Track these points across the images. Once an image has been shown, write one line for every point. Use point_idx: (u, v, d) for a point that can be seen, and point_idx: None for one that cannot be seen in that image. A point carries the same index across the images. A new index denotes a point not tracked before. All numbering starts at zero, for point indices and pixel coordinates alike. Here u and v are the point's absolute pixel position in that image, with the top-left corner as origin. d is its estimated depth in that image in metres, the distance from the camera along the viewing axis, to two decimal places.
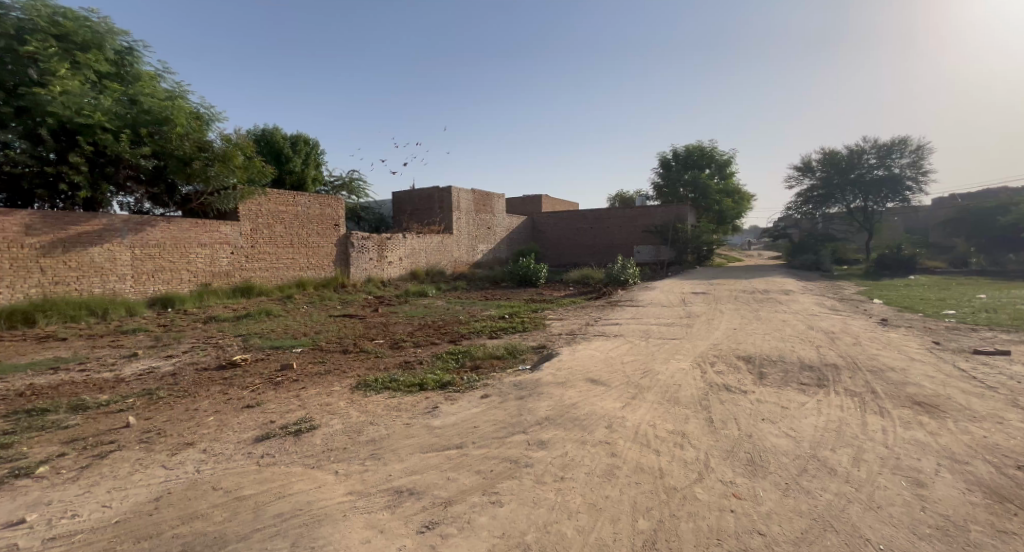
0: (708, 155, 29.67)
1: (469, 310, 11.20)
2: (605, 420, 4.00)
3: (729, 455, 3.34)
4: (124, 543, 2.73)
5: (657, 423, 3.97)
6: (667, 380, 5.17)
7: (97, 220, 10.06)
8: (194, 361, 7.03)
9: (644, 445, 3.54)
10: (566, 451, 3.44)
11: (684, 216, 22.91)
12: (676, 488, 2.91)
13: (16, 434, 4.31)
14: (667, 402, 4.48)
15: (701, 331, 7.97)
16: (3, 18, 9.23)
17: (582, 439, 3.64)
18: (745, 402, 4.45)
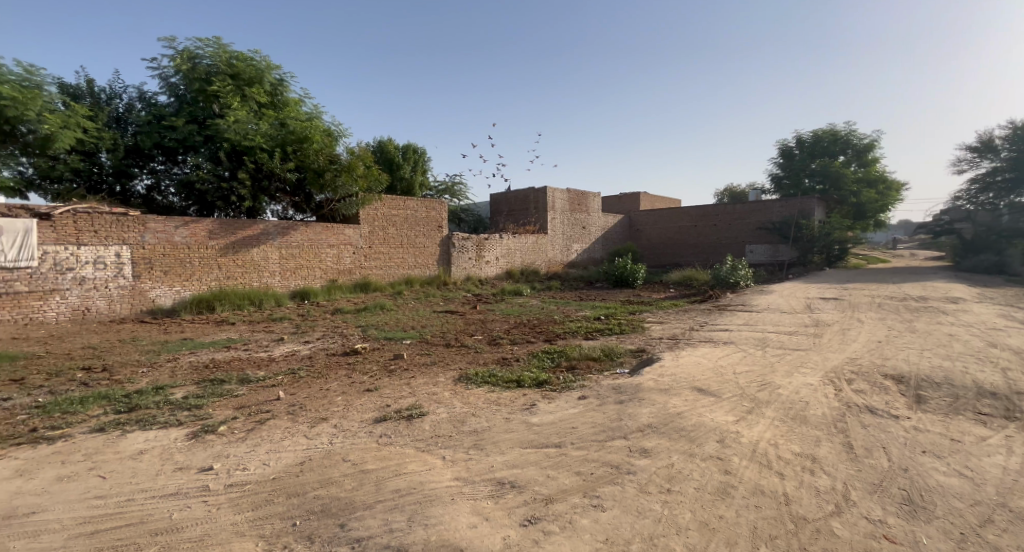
0: (843, 140, 25.95)
1: (566, 310, 11.16)
2: (717, 434, 3.74)
3: (877, 490, 2.92)
4: (278, 497, 3.22)
5: (779, 442, 3.61)
6: (789, 395, 4.67)
7: (256, 225, 11.93)
8: (325, 347, 8.03)
9: (765, 465, 3.24)
10: (672, 462, 3.29)
11: (809, 210, 20.25)
12: (806, 519, 2.62)
13: (203, 397, 5.33)
14: (792, 420, 4.05)
15: (834, 343, 7.03)
16: (198, 66, 11.80)
17: (691, 452, 3.45)
18: (897, 429, 3.85)
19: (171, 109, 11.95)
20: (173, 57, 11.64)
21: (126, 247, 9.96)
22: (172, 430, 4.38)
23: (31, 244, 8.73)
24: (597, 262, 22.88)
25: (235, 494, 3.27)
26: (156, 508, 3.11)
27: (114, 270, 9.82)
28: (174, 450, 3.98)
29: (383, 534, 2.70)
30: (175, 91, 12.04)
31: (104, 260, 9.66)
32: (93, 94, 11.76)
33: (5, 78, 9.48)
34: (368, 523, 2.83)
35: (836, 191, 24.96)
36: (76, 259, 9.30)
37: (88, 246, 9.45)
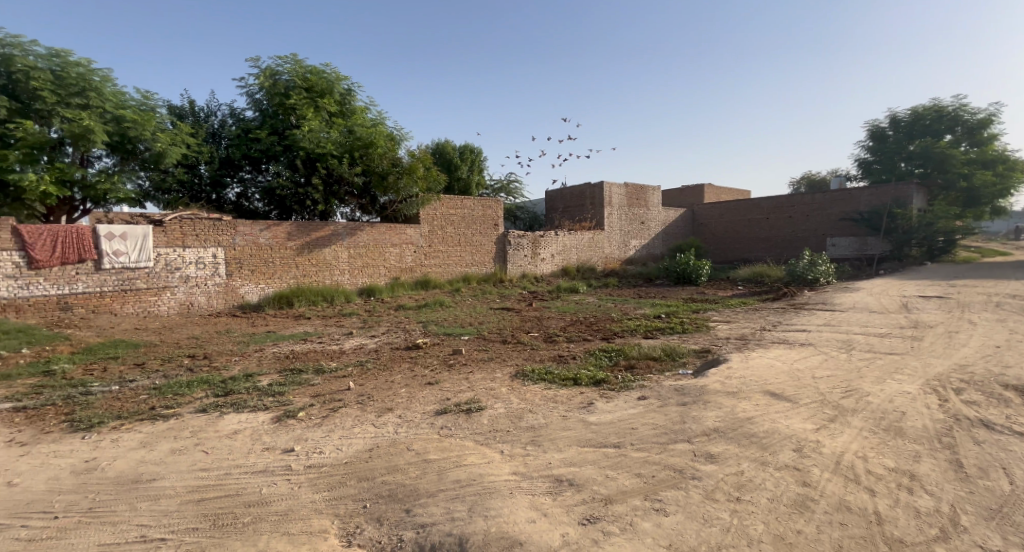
0: (950, 117, 23.39)
1: (624, 308, 10.95)
2: (793, 443, 3.51)
3: (997, 517, 2.58)
4: (350, 480, 3.48)
5: (867, 455, 3.33)
6: (878, 404, 4.29)
7: (328, 227, 12.75)
8: (389, 341, 8.47)
9: (851, 480, 2.99)
10: (742, 469, 3.15)
11: (906, 197, 18.25)
12: (903, 542, 2.37)
13: (284, 384, 5.82)
14: (884, 432, 3.73)
15: (936, 349, 6.33)
16: (277, 81, 12.89)
17: (762, 460, 3.28)
18: (1020, 447, 3.41)
19: (256, 123, 13.08)
20: (257, 76, 12.79)
21: (220, 248, 11.14)
22: (260, 414, 4.84)
23: (148, 247, 10.15)
24: (657, 258, 22.16)
25: (313, 475, 3.57)
26: (247, 482, 3.46)
27: (212, 270, 11.05)
28: (262, 431, 4.40)
29: (446, 521, 2.84)
30: (259, 106, 13.18)
31: (203, 260, 10.93)
32: (194, 114, 13.22)
33: (127, 104, 11.12)
34: (431, 511, 2.98)
35: (942, 174, 22.33)
36: (182, 259, 10.63)
37: (192, 247, 10.76)
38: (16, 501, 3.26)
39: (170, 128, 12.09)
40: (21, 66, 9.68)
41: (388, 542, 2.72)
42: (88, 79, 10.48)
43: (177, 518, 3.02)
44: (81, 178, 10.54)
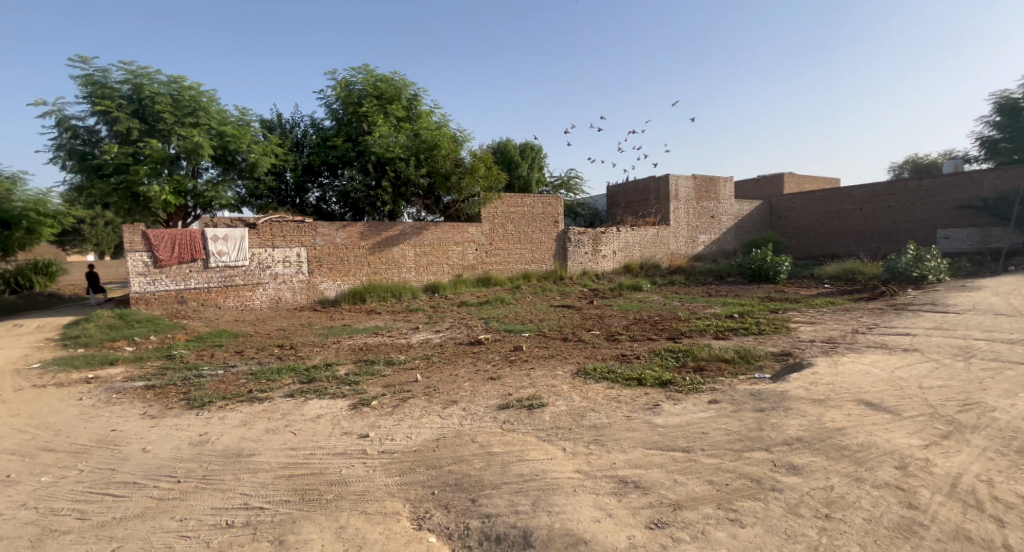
0: None
1: (692, 307, 10.47)
2: (893, 458, 3.12)
3: None
4: (420, 466, 3.66)
5: (994, 479, 2.82)
6: (1007, 421, 3.68)
7: (396, 227, 13.37)
8: (453, 336, 8.77)
9: (970, 505, 2.56)
10: (832, 484, 2.82)
11: None
12: None
13: (360, 374, 6.22)
14: (1015, 454, 3.16)
15: None
16: (352, 91, 13.74)
17: (855, 476, 2.92)
18: None
19: (332, 131, 13.97)
20: (334, 87, 13.69)
21: (303, 248, 12.07)
22: (339, 400, 5.21)
23: (244, 247, 11.32)
24: (728, 254, 20.98)
25: (386, 460, 3.79)
26: (329, 463, 3.75)
27: (296, 267, 12.02)
28: (341, 417, 4.74)
29: (510, 514, 2.91)
30: (335, 115, 14.09)
31: (290, 259, 11.92)
32: (281, 126, 14.38)
33: (228, 121, 12.42)
34: (496, 502, 3.07)
35: None
36: (272, 258, 11.69)
37: (280, 247, 11.79)
38: (146, 466, 3.79)
39: (262, 140, 13.31)
40: (148, 93, 11.26)
41: (456, 529, 2.83)
42: (199, 101, 11.91)
43: (272, 490, 3.36)
44: (193, 188, 11.91)
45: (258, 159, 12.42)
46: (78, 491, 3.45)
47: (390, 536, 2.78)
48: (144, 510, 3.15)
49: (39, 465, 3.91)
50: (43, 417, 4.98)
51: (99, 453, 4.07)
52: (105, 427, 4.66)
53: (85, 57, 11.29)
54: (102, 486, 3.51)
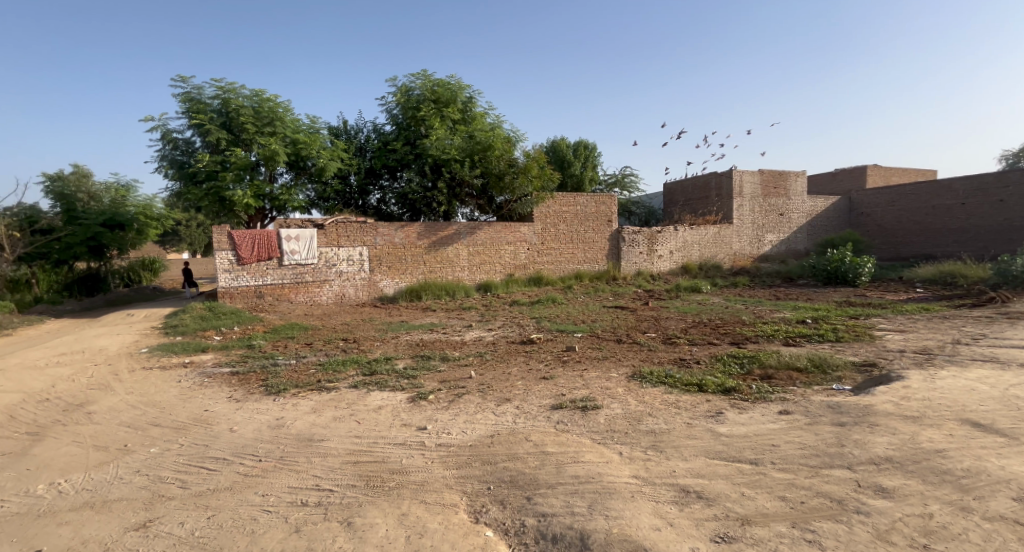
0: None
1: (759, 311, 9.87)
2: (1008, 488, 2.75)
3: None
4: (476, 461, 3.71)
5: None
6: None
7: (451, 228, 13.65)
8: (505, 334, 8.82)
9: None
10: (932, 513, 2.53)
11: None
12: None
13: (417, 369, 6.42)
14: None
15: None
16: (411, 96, 14.19)
17: (961, 505, 2.60)
18: None
19: (393, 135, 14.49)
20: (395, 93, 14.21)
21: (365, 248, 12.63)
22: (398, 393, 5.40)
23: (314, 246, 12.05)
24: (798, 255, 19.63)
25: (443, 453, 3.88)
26: (391, 452, 3.90)
27: (359, 266, 12.59)
28: (400, 409, 4.91)
29: (566, 515, 2.88)
30: (395, 120, 14.60)
31: (353, 257, 12.52)
32: (347, 132, 15.12)
33: (300, 128, 13.25)
34: (552, 502, 3.05)
35: None
36: (337, 257, 12.33)
37: (344, 247, 12.41)
38: (232, 444, 4.14)
39: (329, 145, 14.07)
40: (234, 106, 12.27)
41: (512, 525, 2.84)
42: (276, 112, 12.79)
43: (340, 474, 3.55)
44: (270, 191, 12.82)
45: (326, 163, 13.17)
46: (178, 463, 3.85)
47: (449, 527, 2.84)
48: (232, 484, 3.46)
49: (147, 437, 4.39)
50: (149, 395, 5.59)
51: (196, 429, 4.50)
52: (199, 407, 5.14)
53: (184, 77, 12.51)
54: (197, 460, 3.89)
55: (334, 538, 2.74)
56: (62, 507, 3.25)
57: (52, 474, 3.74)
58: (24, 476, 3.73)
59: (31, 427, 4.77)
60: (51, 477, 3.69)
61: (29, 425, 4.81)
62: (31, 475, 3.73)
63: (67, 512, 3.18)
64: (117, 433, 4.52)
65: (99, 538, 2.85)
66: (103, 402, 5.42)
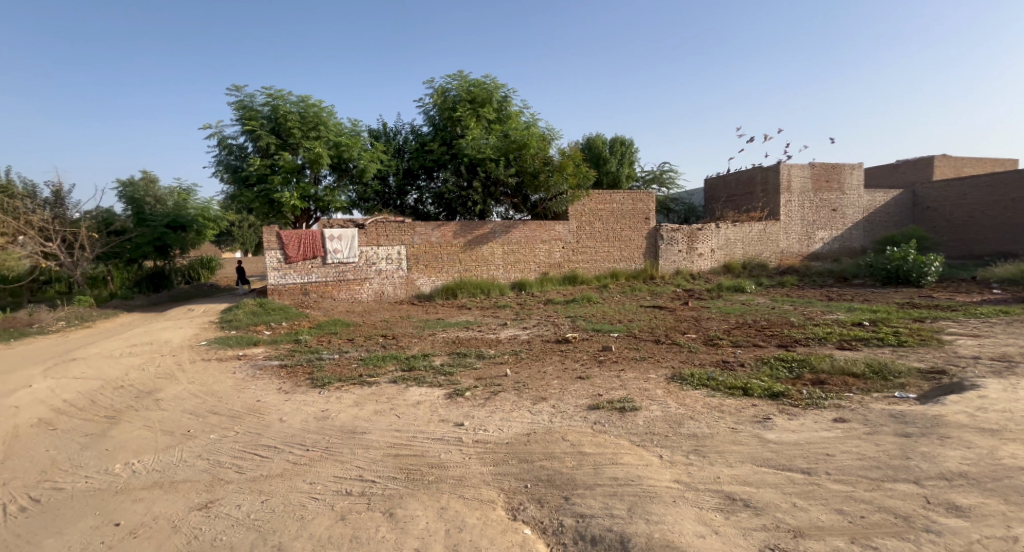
0: None
1: (808, 312, 9.39)
2: None
3: None
4: (513, 459, 3.71)
5: None
6: None
7: (487, 227, 13.71)
8: (540, 333, 8.78)
9: None
10: (1015, 535, 2.31)
11: None
12: None
13: (453, 365, 6.51)
14: None
15: None
16: (448, 97, 14.38)
17: None
18: None
19: (429, 136, 14.73)
20: (432, 95, 14.44)
21: (403, 246, 12.90)
22: (436, 389, 5.48)
23: (355, 246, 12.40)
24: (854, 252, 18.60)
25: (480, 449, 3.90)
26: (430, 446, 3.96)
27: (397, 264, 12.88)
28: (438, 404, 4.97)
29: (605, 516, 2.83)
30: (432, 121, 14.83)
31: (392, 256, 12.81)
32: (386, 134, 15.49)
33: (342, 132, 13.69)
34: (590, 503, 3.00)
35: None
36: (377, 256, 12.66)
37: (383, 246, 12.72)
38: (283, 433, 4.33)
39: (370, 147, 14.47)
40: (282, 112, 12.81)
41: (550, 524, 2.82)
42: (320, 116, 13.27)
43: (382, 466, 3.64)
44: (315, 193, 13.34)
45: (366, 165, 13.58)
46: (234, 449, 4.06)
47: (487, 523, 2.85)
48: (283, 471, 3.61)
49: (207, 424, 4.65)
50: (208, 385, 5.93)
51: (250, 418, 4.74)
52: (252, 397, 5.40)
53: (237, 86, 13.17)
54: (251, 446, 4.09)
55: (377, 528, 2.81)
56: (135, 485, 3.51)
57: (126, 455, 4.04)
58: (103, 456, 4.05)
59: (107, 411, 5.17)
60: (126, 458, 3.99)
61: (106, 410, 5.21)
62: (108, 456, 4.05)
63: (140, 490, 3.43)
64: (181, 419, 4.82)
65: (167, 517, 3.06)
66: (168, 390, 5.79)
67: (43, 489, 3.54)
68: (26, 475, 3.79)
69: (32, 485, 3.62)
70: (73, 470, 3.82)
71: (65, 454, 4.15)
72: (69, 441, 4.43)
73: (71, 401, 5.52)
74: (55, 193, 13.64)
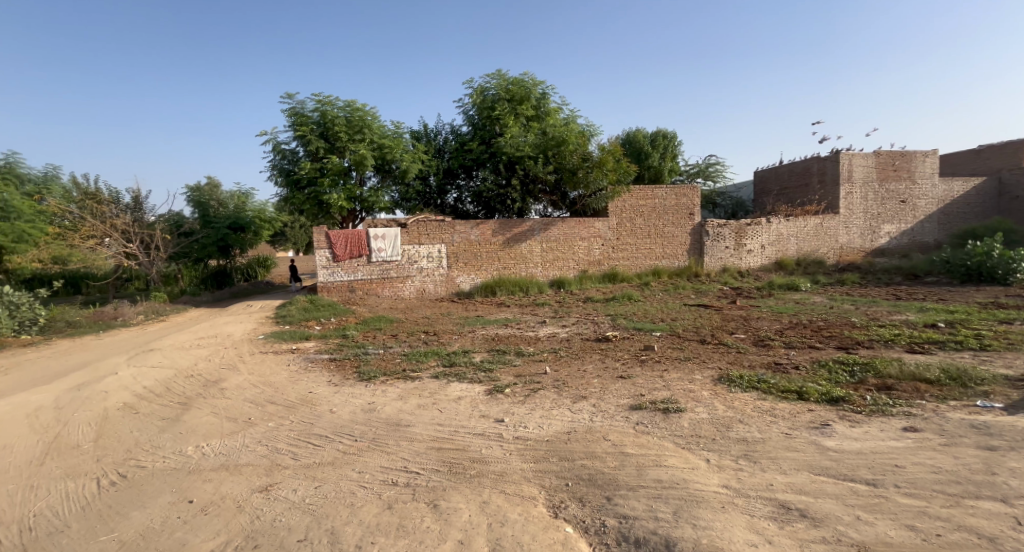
0: None
1: (872, 313, 8.77)
2: None
3: None
4: (553, 457, 3.67)
5: None
6: None
7: (526, 224, 13.68)
8: (579, 331, 8.67)
9: None
10: None
11: None
12: None
13: (492, 362, 6.54)
14: None
15: None
16: (487, 96, 14.46)
17: None
18: None
19: (469, 136, 14.86)
20: (471, 95, 14.55)
21: (443, 245, 13.10)
22: (476, 385, 5.52)
23: (397, 245, 12.71)
24: (928, 248, 17.31)
25: (520, 446, 3.89)
26: (471, 441, 3.99)
27: (438, 262, 13.10)
28: (479, 400, 5.01)
29: (649, 519, 2.75)
30: (471, 121, 14.96)
31: (433, 254, 13.04)
32: (427, 134, 15.76)
33: (385, 134, 14.06)
34: (633, 505, 2.93)
35: None
36: (418, 254, 12.93)
37: (425, 244, 12.97)
38: (333, 424, 4.49)
39: (411, 148, 14.78)
40: (330, 117, 13.30)
41: (592, 524, 2.78)
42: (365, 120, 13.66)
43: (425, 459, 3.70)
44: (360, 194, 13.78)
45: (408, 166, 13.88)
46: (290, 436, 4.25)
47: (529, 519, 2.83)
48: (334, 459, 3.74)
49: (266, 412, 4.90)
50: (265, 376, 6.25)
51: (303, 408, 4.94)
52: (304, 389, 5.64)
53: (289, 93, 13.77)
54: (305, 435, 4.27)
55: (422, 518, 2.86)
56: (205, 466, 3.74)
57: (197, 438, 4.32)
58: (177, 439, 4.36)
59: (180, 398, 5.56)
60: (196, 441, 4.27)
61: (179, 396, 5.61)
62: (182, 438, 4.35)
63: (209, 471, 3.66)
64: (243, 407, 5.11)
65: (232, 497, 3.25)
66: (231, 380, 6.15)
67: (128, 466, 3.86)
68: (114, 453, 4.14)
69: (119, 462, 3.95)
70: (153, 450, 4.14)
71: (146, 435, 4.49)
72: (148, 423, 4.80)
73: (149, 387, 5.97)
74: (135, 198, 14.75)
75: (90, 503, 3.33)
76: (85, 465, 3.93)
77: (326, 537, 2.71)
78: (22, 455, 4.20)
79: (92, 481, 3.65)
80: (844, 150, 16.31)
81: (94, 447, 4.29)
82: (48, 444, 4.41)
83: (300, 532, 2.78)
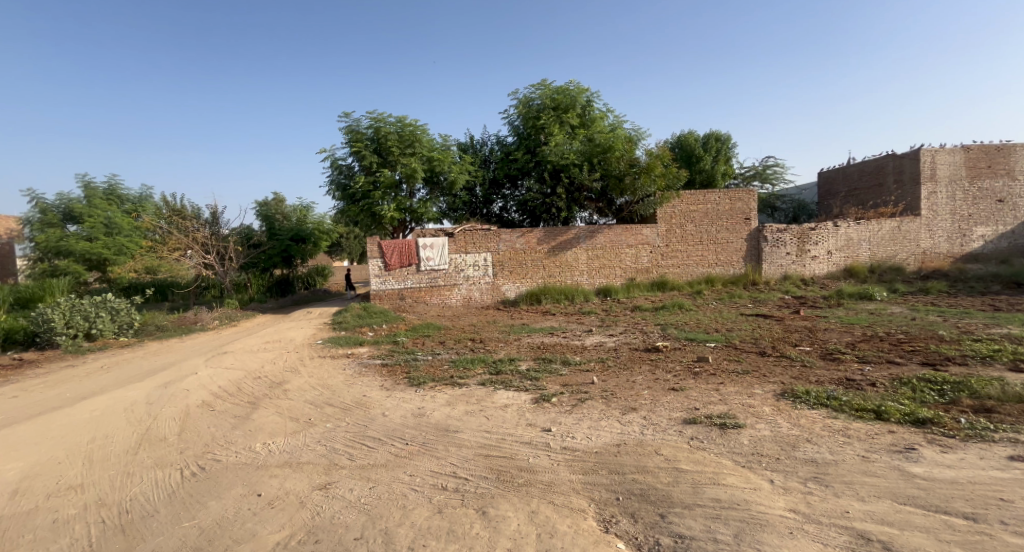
0: None
1: (964, 325, 7.91)
2: None
3: None
4: (601, 470, 3.54)
5: None
6: None
7: (572, 232, 13.51)
8: (627, 341, 8.41)
9: None
10: None
11: None
12: None
13: (540, 371, 6.47)
14: None
15: None
16: (531, 107, 14.57)
17: None
18: None
19: (514, 145, 14.98)
20: (517, 106, 14.72)
21: (490, 253, 13.19)
22: (522, 393, 5.47)
23: (445, 254, 12.98)
24: None
25: (569, 457, 3.78)
26: (518, 449, 3.94)
27: (484, 270, 13.22)
28: (525, 409, 4.95)
29: (708, 541, 2.57)
30: (517, 131, 15.09)
31: (479, 263, 13.18)
32: (473, 146, 16.02)
33: (433, 146, 14.44)
34: (689, 524, 2.76)
35: None
36: (465, 263, 13.12)
37: (471, 253, 13.13)
38: (385, 427, 4.59)
39: (458, 160, 15.11)
40: (383, 133, 13.85)
41: (645, 541, 2.64)
42: (415, 134, 14.12)
43: (473, 465, 3.69)
44: (410, 205, 14.19)
45: (456, 177, 14.19)
46: (346, 438, 4.38)
47: (579, 532, 2.74)
48: (386, 461, 3.81)
49: (325, 413, 5.09)
50: (323, 379, 6.50)
51: (358, 411, 5.09)
52: (358, 392, 5.82)
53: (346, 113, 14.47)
54: (360, 437, 4.37)
55: (471, 525, 2.83)
56: (272, 463, 3.92)
57: (264, 436, 4.55)
58: (248, 435, 4.61)
59: (249, 397, 5.88)
60: (264, 438, 4.50)
61: (248, 396, 5.93)
62: (251, 435, 4.59)
63: (275, 467, 3.83)
64: (304, 408, 5.33)
65: (295, 493, 3.38)
66: (293, 382, 6.45)
67: (206, 459, 4.12)
68: (195, 446, 4.44)
69: (199, 455, 4.22)
70: (227, 445, 4.39)
71: (222, 431, 4.78)
72: (223, 420, 5.11)
73: (223, 387, 6.37)
74: (213, 214, 15.92)
75: (175, 492, 3.55)
76: (170, 457, 4.23)
77: (381, 537, 2.74)
78: (118, 445, 4.57)
79: (176, 471, 3.92)
80: (925, 148, 15.01)
81: (179, 440, 4.62)
82: (140, 435, 4.79)
83: (356, 530, 2.84)
